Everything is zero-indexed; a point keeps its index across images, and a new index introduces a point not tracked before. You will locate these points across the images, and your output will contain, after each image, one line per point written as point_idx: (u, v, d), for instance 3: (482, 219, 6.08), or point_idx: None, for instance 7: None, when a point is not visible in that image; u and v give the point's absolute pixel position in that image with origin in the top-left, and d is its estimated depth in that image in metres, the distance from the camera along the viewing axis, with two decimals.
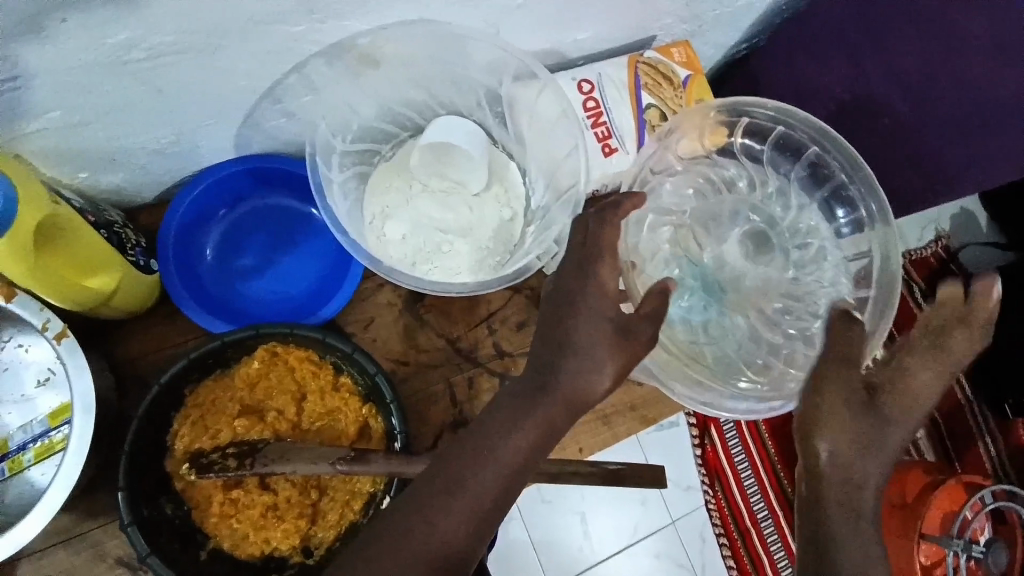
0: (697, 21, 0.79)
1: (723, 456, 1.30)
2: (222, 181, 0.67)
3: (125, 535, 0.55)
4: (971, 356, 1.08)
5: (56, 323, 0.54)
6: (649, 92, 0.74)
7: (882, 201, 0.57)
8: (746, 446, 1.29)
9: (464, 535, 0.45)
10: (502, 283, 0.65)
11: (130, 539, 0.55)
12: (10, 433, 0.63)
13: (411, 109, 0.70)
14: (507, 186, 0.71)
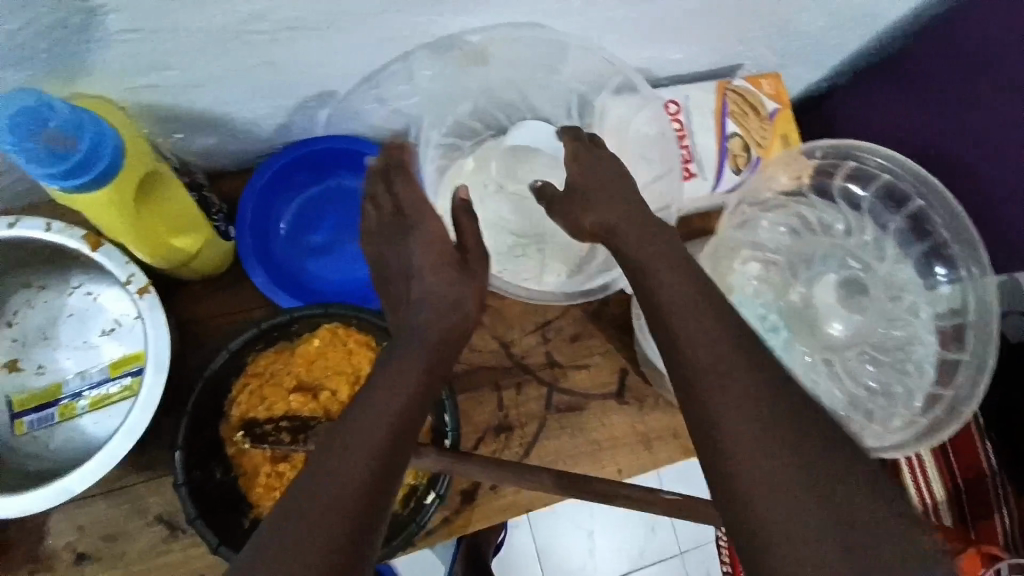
0: (786, 56, 0.78)
1: None
2: (303, 158, 0.67)
3: (176, 496, 0.55)
4: None
5: (141, 278, 0.55)
6: (735, 120, 0.72)
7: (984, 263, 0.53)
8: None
9: (387, 483, 0.40)
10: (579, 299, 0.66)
11: (183, 501, 0.55)
12: (65, 378, 0.63)
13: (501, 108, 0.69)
14: None
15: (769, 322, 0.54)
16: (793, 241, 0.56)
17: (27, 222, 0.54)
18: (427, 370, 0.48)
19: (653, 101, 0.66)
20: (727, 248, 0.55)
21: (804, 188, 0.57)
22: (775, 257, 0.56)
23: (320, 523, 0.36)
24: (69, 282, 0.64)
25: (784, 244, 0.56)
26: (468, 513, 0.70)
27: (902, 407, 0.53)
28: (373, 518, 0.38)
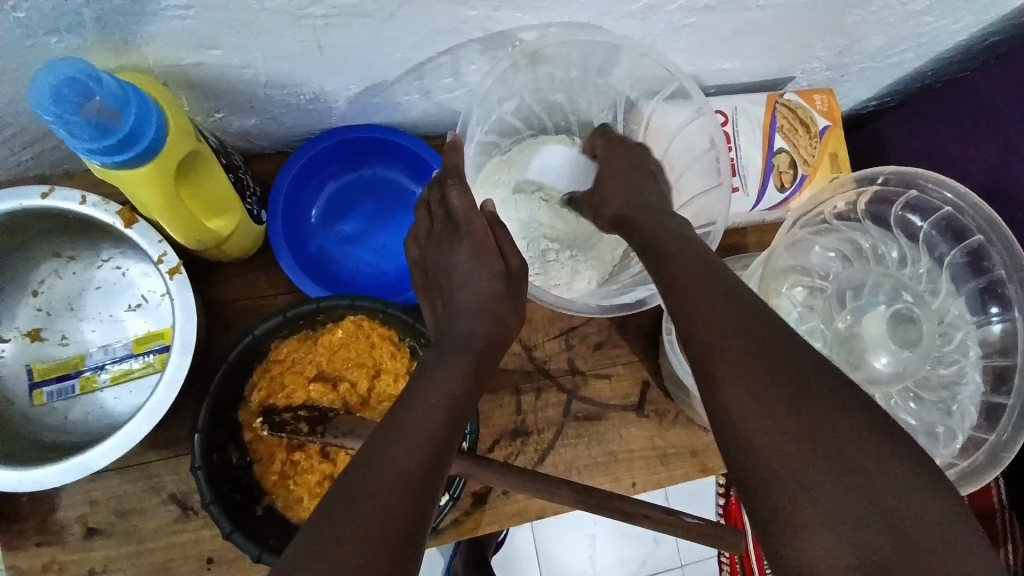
0: (840, 70, 0.75)
1: None
2: (341, 147, 0.67)
3: (193, 479, 0.55)
4: None
5: (173, 257, 0.54)
6: (783, 136, 0.70)
7: None
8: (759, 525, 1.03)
9: (423, 501, 0.40)
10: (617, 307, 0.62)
11: (200, 484, 0.54)
12: (88, 350, 0.63)
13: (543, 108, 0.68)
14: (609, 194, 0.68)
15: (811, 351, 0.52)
16: (844, 267, 0.54)
17: (62, 193, 0.53)
18: (463, 386, 0.48)
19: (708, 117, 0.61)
20: (774, 267, 0.53)
21: (859, 212, 0.55)
22: (823, 283, 0.54)
23: (358, 540, 0.36)
24: (99, 255, 0.64)
25: (833, 270, 0.54)
26: (479, 516, 0.69)
27: (940, 450, 0.50)
28: (409, 536, 0.38)
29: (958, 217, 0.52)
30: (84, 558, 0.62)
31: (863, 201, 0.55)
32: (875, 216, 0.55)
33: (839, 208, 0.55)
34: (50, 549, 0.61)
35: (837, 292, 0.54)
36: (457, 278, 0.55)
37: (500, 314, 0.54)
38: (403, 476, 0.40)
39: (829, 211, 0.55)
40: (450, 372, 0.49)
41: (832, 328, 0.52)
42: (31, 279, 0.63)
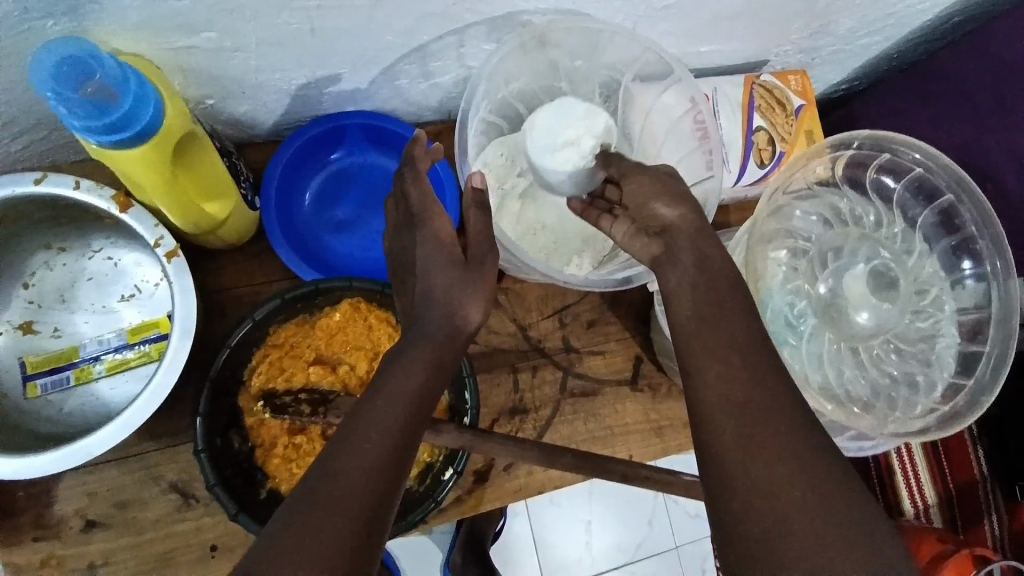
0: (813, 53, 0.79)
1: None
2: (333, 133, 0.68)
3: (194, 464, 0.55)
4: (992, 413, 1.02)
5: (170, 241, 0.54)
6: (761, 115, 0.73)
7: (1010, 257, 0.51)
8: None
9: (384, 493, 0.40)
10: (605, 287, 0.63)
11: (203, 470, 0.54)
12: (83, 341, 0.62)
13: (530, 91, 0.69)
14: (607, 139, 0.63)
15: (798, 311, 0.54)
16: (825, 230, 0.56)
17: (54, 179, 0.53)
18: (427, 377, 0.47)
19: (703, 103, 0.65)
20: (760, 236, 0.55)
21: (837, 178, 0.57)
22: (805, 245, 0.56)
23: (315, 535, 0.36)
24: (90, 245, 0.63)
25: (815, 233, 0.56)
26: (481, 493, 0.70)
27: (921, 397, 0.53)
28: (369, 529, 0.38)
29: (928, 178, 0.55)
30: (83, 551, 0.61)
31: (840, 166, 0.57)
32: (852, 181, 0.57)
33: (820, 172, 0.56)
34: (48, 543, 0.61)
35: (819, 254, 0.56)
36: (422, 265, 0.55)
37: (459, 300, 0.53)
38: (350, 488, 0.39)
39: (810, 177, 0.57)
40: (407, 374, 0.47)
41: (820, 290, 0.54)
42: (20, 272, 0.62)
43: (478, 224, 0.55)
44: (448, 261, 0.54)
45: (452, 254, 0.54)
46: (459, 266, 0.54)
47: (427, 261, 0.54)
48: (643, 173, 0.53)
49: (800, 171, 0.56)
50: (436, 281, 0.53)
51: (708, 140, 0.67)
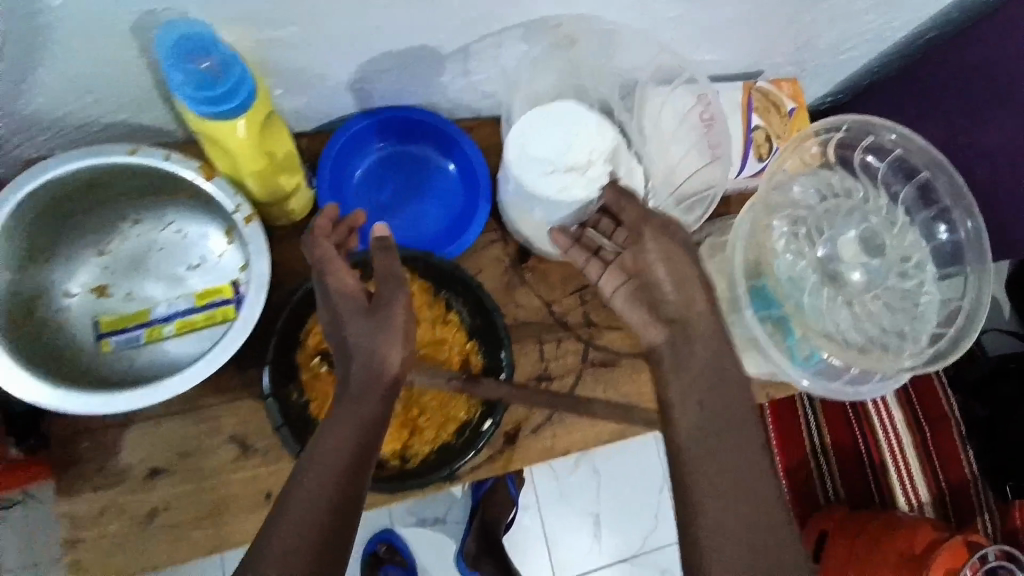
0: (802, 65, 0.89)
1: None
2: (379, 124, 0.76)
3: (265, 408, 0.62)
4: (982, 436, 1.26)
5: (248, 208, 0.61)
6: (759, 115, 0.81)
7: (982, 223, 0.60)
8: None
9: (343, 509, 0.49)
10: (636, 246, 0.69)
11: (274, 413, 0.62)
12: (154, 305, 0.68)
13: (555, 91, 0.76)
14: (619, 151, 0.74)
15: (803, 272, 0.60)
16: (820, 202, 0.64)
17: (146, 150, 0.60)
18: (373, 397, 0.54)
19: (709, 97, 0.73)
20: (767, 208, 0.61)
21: (833, 159, 0.64)
22: (805, 215, 0.63)
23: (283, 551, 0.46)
24: (162, 218, 0.70)
25: (812, 205, 0.63)
26: (510, 453, 0.76)
27: (909, 344, 0.59)
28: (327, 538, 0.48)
29: (908, 158, 0.63)
30: (146, 497, 0.65)
31: (833, 148, 0.64)
32: (846, 162, 0.65)
33: (818, 150, 0.64)
34: (109, 492, 0.65)
35: (815, 223, 0.63)
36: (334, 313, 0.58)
37: (375, 346, 0.55)
38: (308, 510, 0.48)
39: (808, 156, 0.64)
40: (345, 423, 0.53)
41: (819, 255, 0.62)
42: (99, 240, 0.68)
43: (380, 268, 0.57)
44: (351, 312, 0.56)
45: (357, 302, 0.57)
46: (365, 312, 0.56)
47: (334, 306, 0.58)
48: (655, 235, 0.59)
49: (800, 149, 0.63)
50: (348, 334, 0.56)
51: (713, 132, 0.74)
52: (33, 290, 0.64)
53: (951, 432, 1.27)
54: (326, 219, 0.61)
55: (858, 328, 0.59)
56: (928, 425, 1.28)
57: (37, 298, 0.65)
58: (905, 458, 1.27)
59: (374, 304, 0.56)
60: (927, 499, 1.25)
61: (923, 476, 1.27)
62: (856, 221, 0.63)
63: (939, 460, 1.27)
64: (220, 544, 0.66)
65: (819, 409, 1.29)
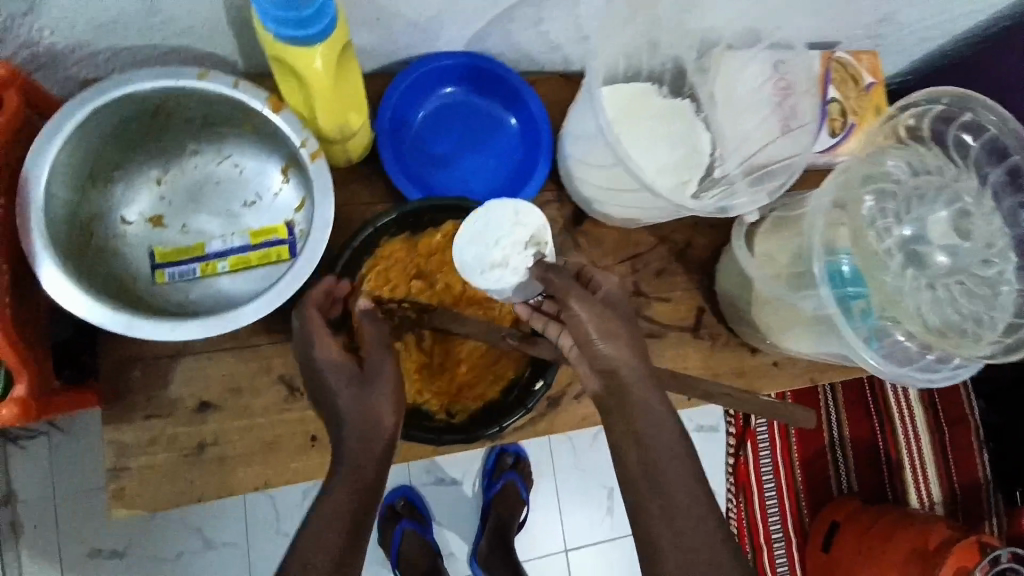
0: (876, 40, 0.85)
1: (755, 470, 1.21)
2: (443, 70, 0.73)
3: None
4: (997, 439, 1.25)
5: (315, 143, 0.59)
6: (835, 86, 0.78)
7: None
8: (773, 449, 1.22)
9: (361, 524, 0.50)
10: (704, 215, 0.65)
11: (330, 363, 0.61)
12: (209, 239, 0.67)
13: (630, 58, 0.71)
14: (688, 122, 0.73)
15: (891, 253, 0.59)
16: (912, 177, 0.62)
17: (216, 77, 0.58)
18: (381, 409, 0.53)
19: (790, 64, 0.72)
20: (859, 177, 0.60)
21: (925, 133, 0.63)
22: (894, 189, 0.61)
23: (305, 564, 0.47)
24: (220, 152, 0.68)
25: (904, 180, 0.62)
26: (553, 416, 0.75)
27: (986, 331, 0.59)
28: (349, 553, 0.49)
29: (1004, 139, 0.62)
30: (195, 430, 0.66)
31: (928, 119, 0.63)
32: (939, 138, 0.64)
33: (910, 123, 0.63)
34: (158, 422, 0.65)
35: (905, 198, 0.61)
36: (320, 381, 0.54)
37: (368, 403, 0.53)
38: (329, 533, 0.49)
39: (901, 128, 0.64)
40: (351, 474, 0.51)
41: (906, 234, 0.60)
42: (157, 169, 0.67)
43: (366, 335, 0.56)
44: (341, 380, 0.53)
45: (348, 369, 0.54)
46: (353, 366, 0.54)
47: (324, 375, 0.54)
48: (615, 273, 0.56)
49: (889, 122, 0.64)
50: (340, 402, 0.53)
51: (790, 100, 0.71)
52: (91, 213, 0.63)
53: (968, 436, 1.25)
54: (322, 292, 0.58)
55: (932, 313, 0.59)
56: (946, 426, 1.26)
57: (94, 221, 0.64)
58: (920, 455, 1.26)
59: (366, 369, 0.54)
60: (937, 499, 1.24)
61: (937, 476, 1.25)
62: (943, 202, 0.61)
63: (953, 462, 1.25)
64: (266, 480, 0.67)
65: (841, 402, 1.25)
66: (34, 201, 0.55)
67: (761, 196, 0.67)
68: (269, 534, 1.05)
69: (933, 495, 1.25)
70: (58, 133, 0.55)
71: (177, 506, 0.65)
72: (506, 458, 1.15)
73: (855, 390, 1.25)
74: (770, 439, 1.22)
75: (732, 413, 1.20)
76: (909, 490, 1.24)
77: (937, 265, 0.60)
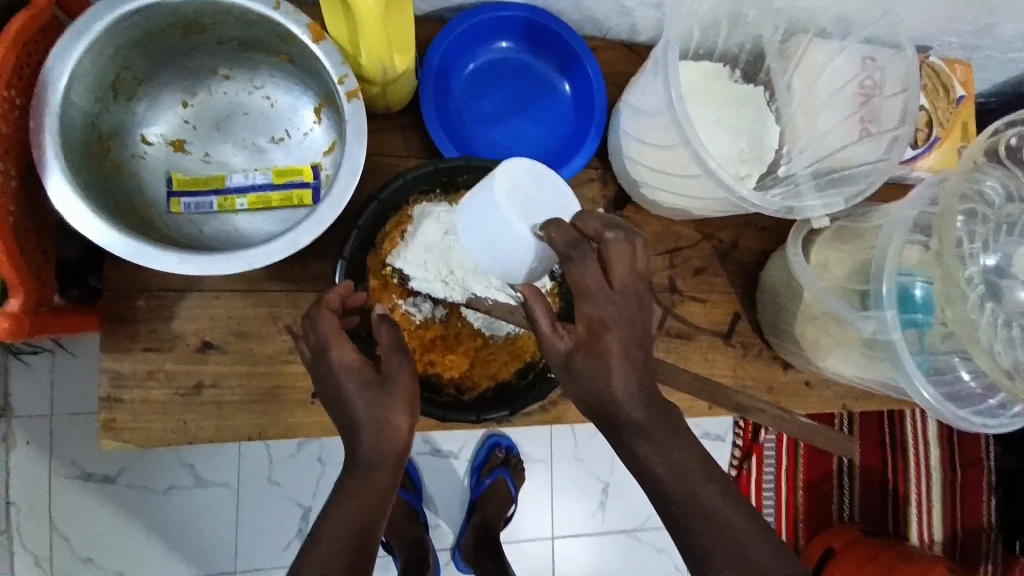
0: (969, 52, 0.78)
1: (756, 487, 1.15)
2: (502, 20, 0.67)
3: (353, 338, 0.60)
4: (1011, 486, 1.19)
5: (353, 81, 0.54)
6: (923, 93, 0.72)
7: None
8: (778, 465, 1.16)
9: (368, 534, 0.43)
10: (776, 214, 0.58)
11: (356, 327, 0.59)
12: (230, 172, 0.63)
13: (705, 31, 0.65)
14: (759, 111, 0.67)
15: (972, 284, 0.54)
16: (1005, 202, 0.57)
17: None
18: (403, 410, 0.47)
19: (881, 60, 0.63)
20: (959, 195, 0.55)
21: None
22: (986, 212, 0.57)
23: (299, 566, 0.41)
24: (254, 81, 0.64)
25: (996, 206, 0.57)
26: (565, 407, 0.72)
27: None
28: (348, 564, 0.42)
29: None
30: (194, 371, 0.63)
31: None
32: None
33: (1012, 141, 0.59)
34: (158, 357, 0.62)
35: (995, 224, 0.57)
36: (332, 387, 0.48)
37: (384, 415, 0.46)
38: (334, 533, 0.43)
39: (1001, 146, 0.59)
40: (359, 494, 0.44)
41: (987, 264, 0.56)
42: (184, 91, 0.63)
43: (384, 340, 0.50)
44: (358, 385, 0.47)
45: (366, 374, 0.48)
46: (373, 381, 0.47)
47: (336, 381, 0.48)
48: (608, 304, 0.42)
49: (991, 137, 0.59)
50: (354, 412, 0.46)
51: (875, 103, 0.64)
52: (109, 127, 0.59)
53: (981, 480, 1.20)
54: (336, 295, 0.53)
55: (1003, 355, 0.54)
56: (958, 465, 1.21)
57: (112, 137, 0.60)
58: (927, 493, 1.20)
59: (384, 373, 0.48)
60: (937, 538, 1.19)
61: (941, 514, 1.20)
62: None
63: (960, 505, 1.20)
64: (261, 432, 0.64)
65: (857, 430, 1.18)
66: (51, 104, 0.51)
67: (836, 200, 0.60)
68: (260, 482, 1.03)
69: (935, 534, 1.19)
70: (85, 34, 0.51)
71: (168, 446, 0.63)
72: (495, 455, 1.12)
73: (872, 419, 1.18)
74: (777, 456, 1.16)
75: (742, 424, 1.15)
76: (912, 526, 1.19)
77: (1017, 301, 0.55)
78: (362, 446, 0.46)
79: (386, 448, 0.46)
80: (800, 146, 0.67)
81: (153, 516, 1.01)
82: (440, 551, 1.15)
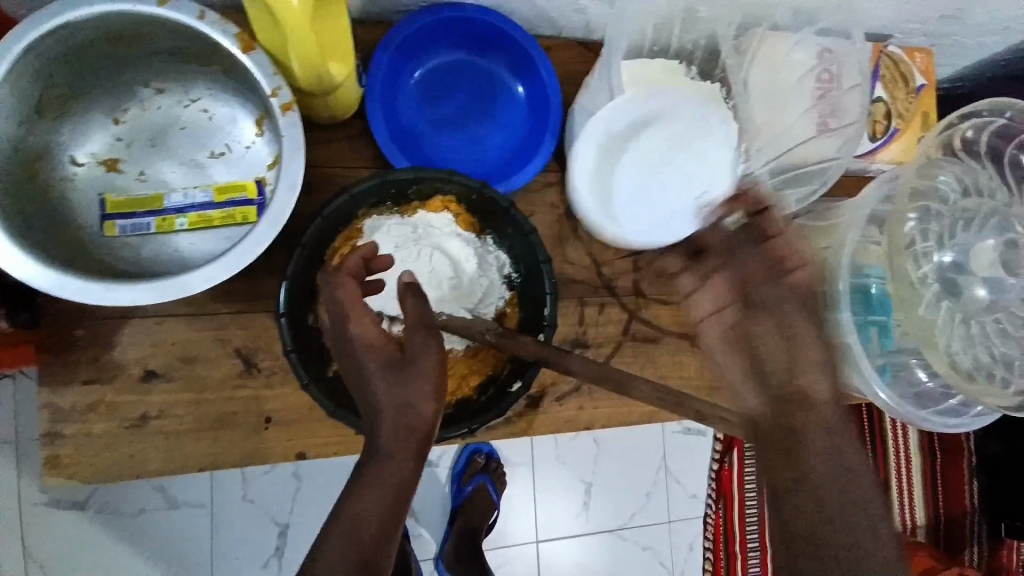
0: (931, 40, 0.77)
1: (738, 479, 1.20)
2: (449, 24, 0.65)
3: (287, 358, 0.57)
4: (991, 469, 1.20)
5: (288, 93, 0.52)
6: (882, 84, 0.71)
7: None
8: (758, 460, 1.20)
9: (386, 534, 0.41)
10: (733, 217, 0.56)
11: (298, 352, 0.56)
12: (168, 191, 0.60)
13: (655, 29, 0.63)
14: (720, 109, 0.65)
15: (928, 281, 0.54)
16: (960, 197, 0.57)
17: (179, 5, 0.50)
18: (428, 387, 0.45)
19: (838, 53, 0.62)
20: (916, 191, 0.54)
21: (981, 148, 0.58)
22: (941, 208, 0.56)
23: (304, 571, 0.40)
24: (189, 94, 0.61)
25: (952, 201, 0.56)
26: (531, 417, 0.70)
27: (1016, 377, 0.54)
28: None
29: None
30: (140, 400, 0.60)
31: (986, 132, 0.58)
32: (993, 154, 0.58)
33: (967, 135, 0.58)
34: (100, 388, 0.60)
35: (951, 220, 0.56)
36: (354, 367, 0.47)
37: (407, 397, 0.44)
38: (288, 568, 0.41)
39: (957, 139, 0.58)
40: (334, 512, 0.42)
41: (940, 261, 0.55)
42: (116, 107, 0.60)
43: (411, 313, 0.48)
44: (378, 364, 0.46)
45: (387, 352, 0.46)
46: (394, 362, 0.46)
47: (358, 360, 0.47)
48: None
49: (947, 130, 0.58)
50: (376, 395, 0.45)
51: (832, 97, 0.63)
52: (37, 148, 0.57)
53: (960, 464, 1.20)
54: (357, 258, 0.52)
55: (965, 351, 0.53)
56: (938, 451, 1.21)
57: (40, 159, 0.57)
58: (908, 479, 1.20)
59: (407, 351, 0.46)
60: (920, 524, 1.20)
61: (923, 499, 1.21)
62: (990, 229, 0.56)
63: (942, 490, 1.21)
64: (215, 460, 0.62)
65: None
66: None
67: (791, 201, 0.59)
68: (234, 500, 1.01)
69: (917, 520, 1.20)
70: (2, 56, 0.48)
71: (115, 480, 0.60)
72: (476, 461, 1.10)
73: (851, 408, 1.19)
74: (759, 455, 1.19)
75: None
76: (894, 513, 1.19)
77: (974, 295, 0.54)
78: (383, 432, 0.44)
79: (410, 432, 0.44)
80: (759, 144, 0.65)
81: (124, 539, 0.98)
82: (422, 561, 1.13)
